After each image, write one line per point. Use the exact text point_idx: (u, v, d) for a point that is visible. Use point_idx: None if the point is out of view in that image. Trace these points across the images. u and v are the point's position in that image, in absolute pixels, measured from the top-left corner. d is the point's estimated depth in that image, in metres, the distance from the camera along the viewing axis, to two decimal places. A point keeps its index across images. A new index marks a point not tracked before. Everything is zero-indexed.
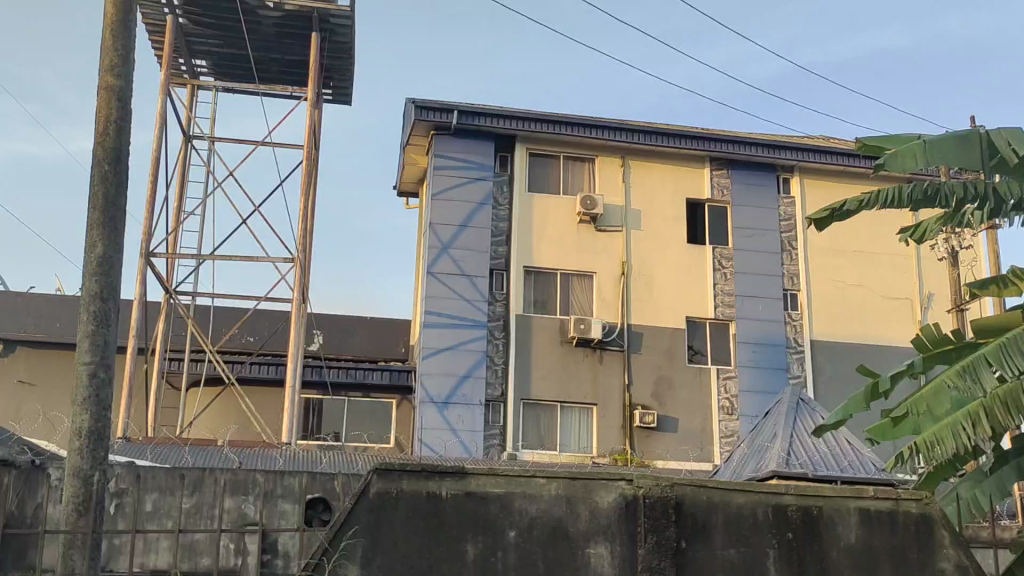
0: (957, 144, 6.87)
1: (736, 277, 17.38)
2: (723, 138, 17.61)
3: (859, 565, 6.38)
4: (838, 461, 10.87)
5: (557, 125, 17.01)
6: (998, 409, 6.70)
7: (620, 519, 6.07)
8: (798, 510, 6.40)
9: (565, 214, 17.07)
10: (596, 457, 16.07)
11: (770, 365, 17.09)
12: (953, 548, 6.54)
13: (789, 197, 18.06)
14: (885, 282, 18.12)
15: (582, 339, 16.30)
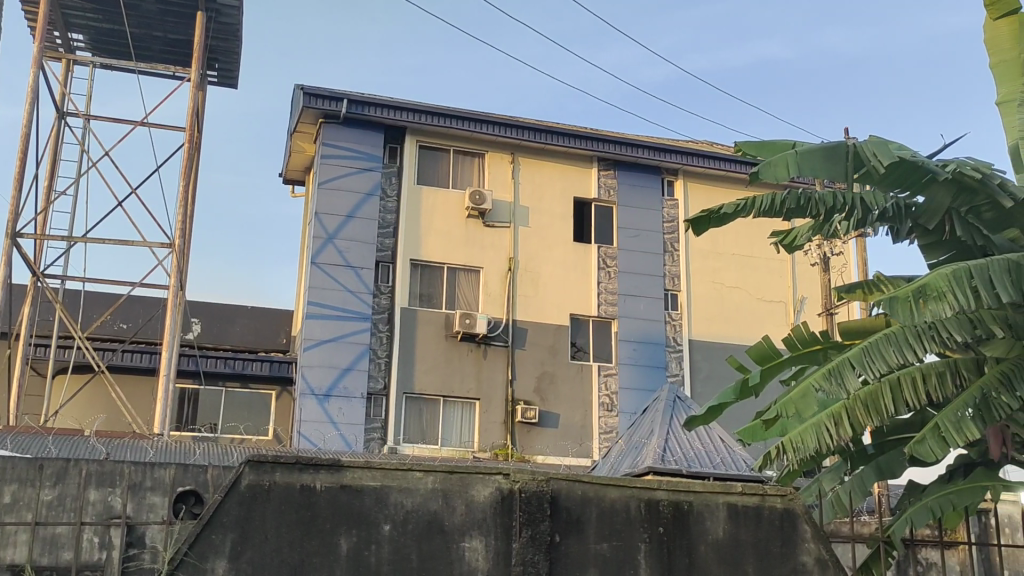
0: (825, 154, 7.16)
1: (620, 276, 17.67)
2: (611, 138, 17.88)
3: (726, 560, 6.56)
4: (711, 457, 11.19)
5: (447, 119, 16.97)
6: (859, 409, 7.00)
7: (495, 513, 6.10)
8: (670, 505, 6.54)
9: (453, 208, 17.04)
10: (477, 451, 16.12)
11: (650, 364, 17.45)
12: (814, 542, 6.79)
13: (673, 200, 18.48)
14: (761, 285, 18.73)
15: (467, 335, 16.30)
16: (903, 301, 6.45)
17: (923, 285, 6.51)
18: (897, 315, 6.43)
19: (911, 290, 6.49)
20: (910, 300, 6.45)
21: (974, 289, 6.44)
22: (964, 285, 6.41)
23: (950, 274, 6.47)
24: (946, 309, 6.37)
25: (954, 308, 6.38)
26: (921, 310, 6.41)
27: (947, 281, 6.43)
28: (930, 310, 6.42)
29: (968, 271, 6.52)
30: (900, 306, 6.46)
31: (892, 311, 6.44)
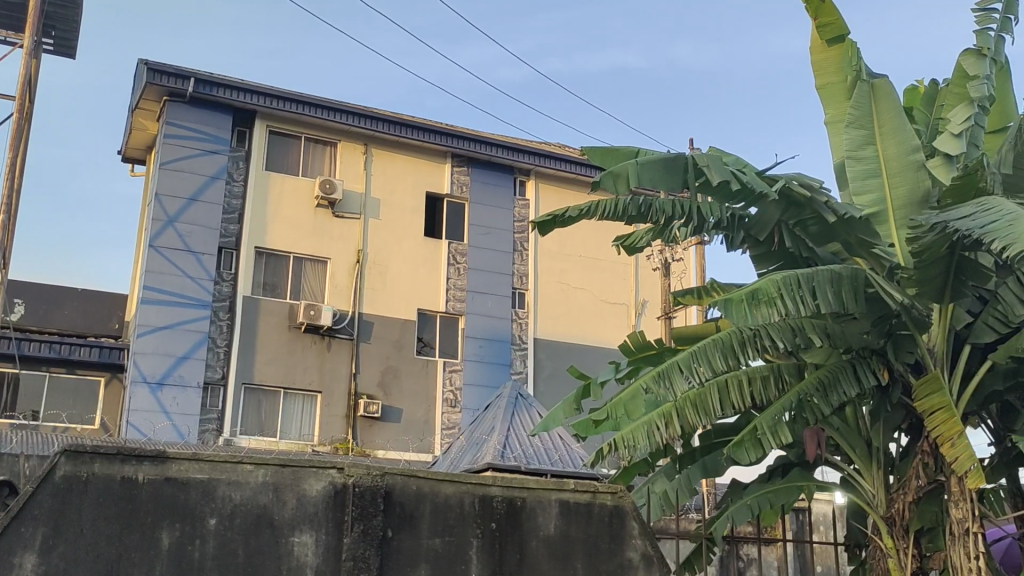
0: (665, 166, 7.31)
1: (469, 273, 17.75)
2: (465, 135, 17.92)
3: (556, 555, 6.66)
4: (549, 454, 11.38)
5: (300, 105, 16.61)
6: (688, 410, 7.26)
7: (327, 507, 5.99)
8: (503, 501, 6.60)
9: (302, 197, 16.71)
10: (317, 445, 15.87)
11: (495, 361, 17.60)
12: (640, 539, 6.99)
13: (524, 199, 18.71)
14: (606, 287, 19.20)
15: (311, 326, 16.01)
16: (739, 301, 6.55)
17: (754, 289, 6.69)
18: (733, 316, 6.54)
19: (744, 293, 6.63)
20: (743, 301, 6.59)
21: (798, 297, 6.73)
22: (791, 293, 6.71)
23: (779, 280, 6.73)
24: (775, 312, 6.62)
25: (781, 312, 6.64)
26: (752, 312, 6.58)
27: (777, 287, 6.67)
28: (761, 311, 6.62)
29: (796, 280, 6.82)
30: (737, 306, 6.55)
31: (730, 312, 6.52)
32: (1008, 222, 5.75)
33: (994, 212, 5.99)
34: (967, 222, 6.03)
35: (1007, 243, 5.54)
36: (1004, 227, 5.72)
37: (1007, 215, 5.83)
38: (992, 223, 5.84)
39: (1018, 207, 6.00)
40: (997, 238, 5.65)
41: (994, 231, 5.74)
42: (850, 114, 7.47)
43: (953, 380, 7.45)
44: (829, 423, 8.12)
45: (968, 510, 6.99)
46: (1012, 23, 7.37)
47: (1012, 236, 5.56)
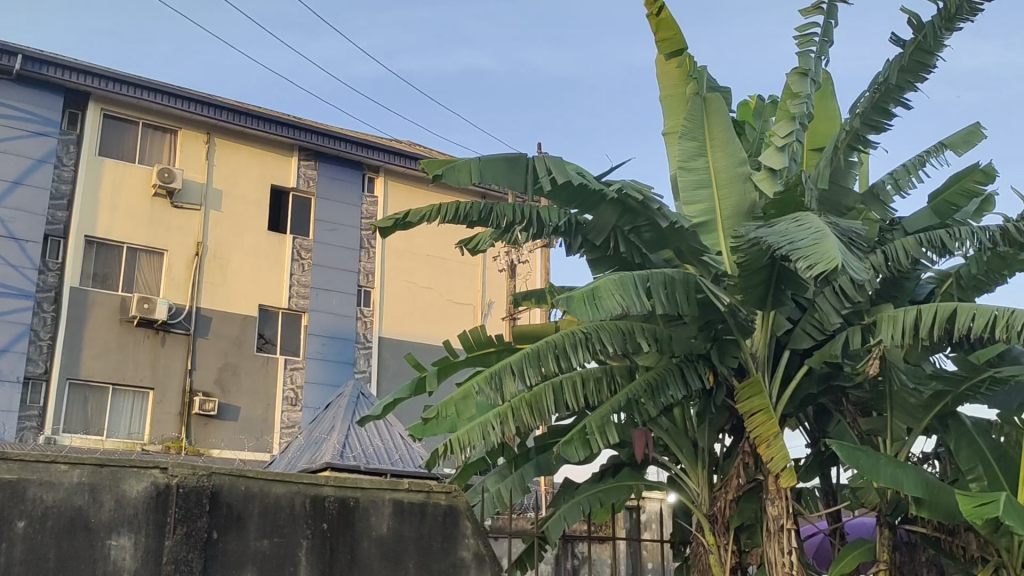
0: (507, 164, 7.16)
1: (314, 269, 17.45)
2: (314, 129, 17.58)
3: (387, 555, 6.57)
4: (389, 454, 11.30)
5: (138, 89, 15.89)
6: (524, 409, 7.33)
7: (149, 509, 5.70)
8: (335, 501, 6.46)
9: (139, 185, 16.02)
10: (146, 444, 15.24)
11: (337, 359, 17.39)
12: (473, 538, 6.95)
13: (372, 196, 18.56)
14: (453, 287, 19.27)
15: (144, 320, 15.37)
16: (580, 297, 6.50)
17: (592, 288, 6.69)
18: (576, 310, 6.46)
19: (584, 292, 6.59)
20: (583, 298, 6.56)
21: (636, 295, 6.83)
22: (628, 291, 6.80)
23: (617, 280, 6.79)
24: (616, 305, 6.64)
25: (621, 306, 6.68)
26: (594, 306, 6.54)
27: (615, 286, 6.72)
28: (602, 305, 6.62)
29: (631, 280, 6.93)
30: (578, 301, 6.50)
31: (571, 307, 6.45)
32: (814, 241, 6.04)
33: (807, 229, 6.27)
34: (779, 237, 6.28)
35: (811, 263, 5.81)
36: (810, 246, 5.99)
37: (815, 234, 6.11)
38: (802, 240, 6.12)
39: (828, 226, 6.31)
40: (803, 257, 5.91)
41: (801, 249, 6.00)
42: (683, 126, 7.71)
43: (773, 384, 7.78)
44: (658, 423, 8.38)
45: (783, 508, 7.32)
46: (830, 47, 7.78)
47: (816, 257, 5.82)
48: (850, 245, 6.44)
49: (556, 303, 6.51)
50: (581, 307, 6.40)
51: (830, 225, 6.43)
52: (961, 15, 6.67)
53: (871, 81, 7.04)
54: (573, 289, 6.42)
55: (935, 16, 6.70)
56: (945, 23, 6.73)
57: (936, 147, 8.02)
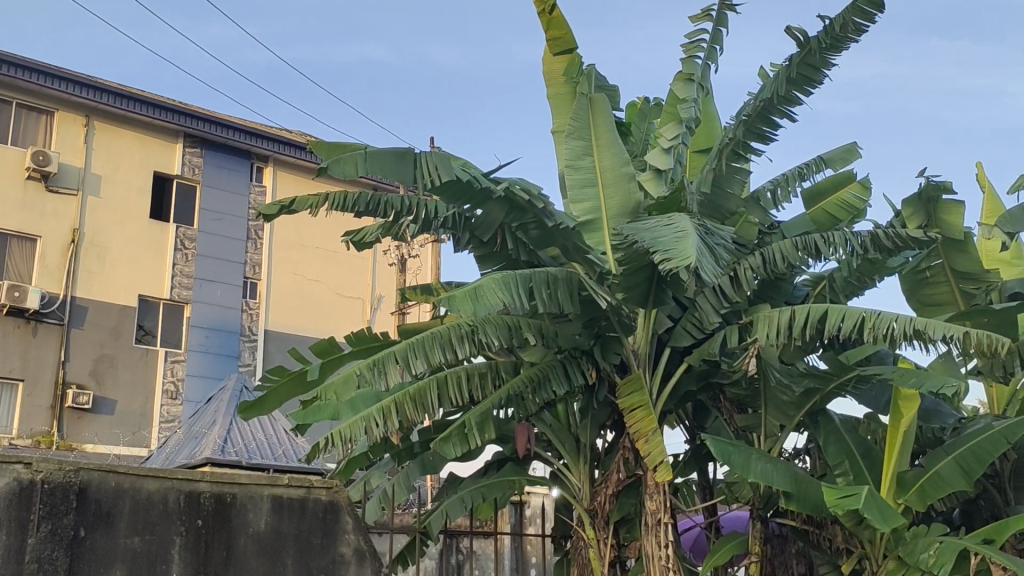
0: (395, 158, 6.87)
1: (197, 259, 17.00)
2: (200, 116, 17.09)
3: (264, 552, 6.24)
4: (272, 449, 11.10)
5: (12, 67, 15.14)
6: (408, 404, 7.26)
7: (11, 505, 5.29)
8: (211, 497, 6.11)
9: (11, 167, 15.29)
10: (14, 438, 14.60)
11: (220, 352, 17.02)
12: (353, 533, 6.67)
13: (261, 186, 18.19)
14: (341, 280, 19.11)
15: (14, 309, 14.72)
16: (462, 296, 6.50)
17: (474, 287, 6.68)
18: (458, 308, 6.48)
19: (466, 290, 6.59)
20: (466, 296, 6.55)
21: (518, 294, 6.85)
22: (510, 290, 6.82)
23: (499, 278, 6.80)
24: (498, 302, 6.66)
25: (502, 304, 6.69)
26: (476, 304, 6.55)
27: (498, 284, 6.72)
28: (485, 303, 6.62)
29: (514, 279, 6.95)
30: (461, 299, 6.49)
31: (453, 306, 6.47)
32: (675, 239, 6.19)
33: (672, 228, 6.42)
34: (644, 233, 6.43)
35: (667, 258, 5.97)
36: (671, 243, 6.15)
37: (678, 233, 6.27)
38: (665, 237, 6.28)
39: (694, 227, 6.45)
40: (663, 252, 6.07)
41: (663, 245, 6.16)
42: (571, 125, 7.71)
43: (653, 380, 7.94)
44: (541, 419, 8.46)
45: (661, 502, 7.46)
46: (718, 53, 7.97)
47: (672, 251, 6.02)
48: (717, 245, 6.61)
49: (439, 303, 6.53)
50: (463, 307, 6.42)
51: (697, 227, 6.56)
52: (847, 35, 6.76)
53: (758, 88, 7.11)
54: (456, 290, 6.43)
55: (821, 32, 6.75)
56: (831, 40, 6.80)
57: (815, 161, 8.28)
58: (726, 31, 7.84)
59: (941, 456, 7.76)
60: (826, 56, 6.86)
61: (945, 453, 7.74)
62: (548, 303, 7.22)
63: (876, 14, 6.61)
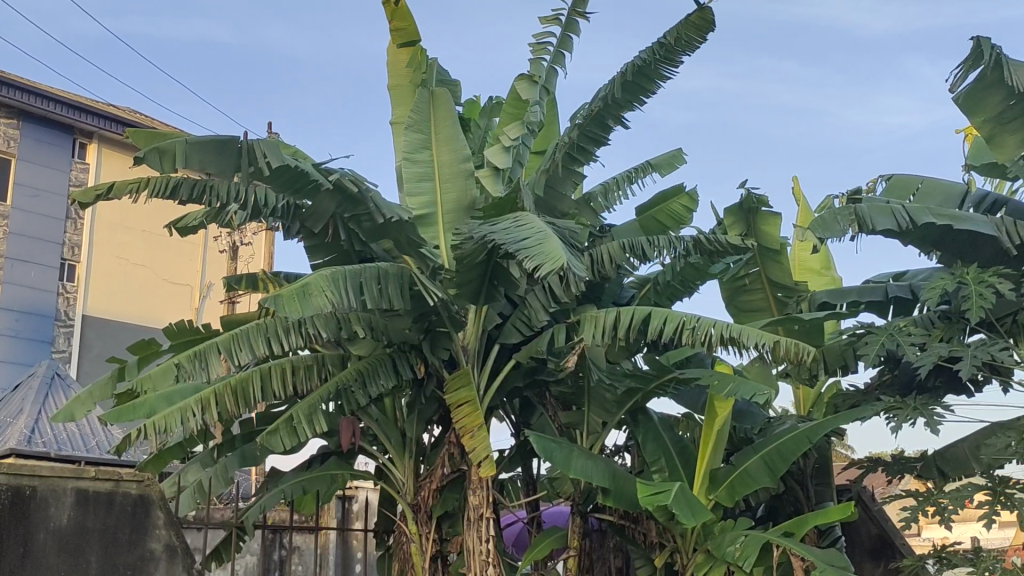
0: (217, 146, 6.32)
1: (9, 238, 15.96)
2: (19, 86, 15.78)
3: (65, 551, 5.65)
4: (83, 441, 10.60)
5: None
6: (228, 397, 7.01)
7: None
8: (8, 492, 5.49)
9: None
10: None
11: (34, 337, 16.11)
12: (165, 529, 6.06)
13: (83, 163, 17.29)
14: (168, 266, 18.47)
15: None
16: (290, 296, 6.18)
17: (302, 284, 6.38)
18: (285, 311, 6.11)
19: (294, 289, 6.27)
20: (293, 296, 6.24)
21: (346, 291, 6.59)
22: (339, 288, 6.54)
23: (328, 276, 6.51)
24: (326, 302, 6.38)
25: (330, 304, 6.41)
26: (303, 304, 6.25)
27: (327, 282, 6.44)
28: (312, 303, 6.34)
29: (342, 276, 6.66)
30: (289, 299, 6.16)
31: (281, 306, 6.12)
32: (538, 242, 5.90)
33: (528, 230, 6.15)
34: (503, 236, 6.12)
35: (538, 263, 5.66)
36: (535, 246, 5.85)
37: (538, 235, 5.99)
38: (526, 240, 5.97)
39: (548, 227, 6.23)
40: (528, 255, 5.76)
41: (527, 248, 5.85)
42: (408, 117, 7.39)
43: (482, 375, 7.98)
44: (367, 413, 8.31)
45: (484, 496, 7.50)
46: (563, 58, 8.07)
47: (540, 255, 5.71)
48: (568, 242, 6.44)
49: (264, 302, 6.14)
50: (291, 307, 6.07)
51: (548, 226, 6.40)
52: (680, 50, 6.81)
53: (592, 91, 7.04)
54: (286, 289, 6.07)
55: (654, 43, 6.79)
56: (665, 53, 6.83)
57: (644, 166, 8.52)
58: (573, 37, 7.93)
59: (749, 455, 8.11)
60: (659, 68, 6.87)
61: (753, 453, 8.10)
62: (377, 299, 6.98)
63: (708, 30, 6.72)
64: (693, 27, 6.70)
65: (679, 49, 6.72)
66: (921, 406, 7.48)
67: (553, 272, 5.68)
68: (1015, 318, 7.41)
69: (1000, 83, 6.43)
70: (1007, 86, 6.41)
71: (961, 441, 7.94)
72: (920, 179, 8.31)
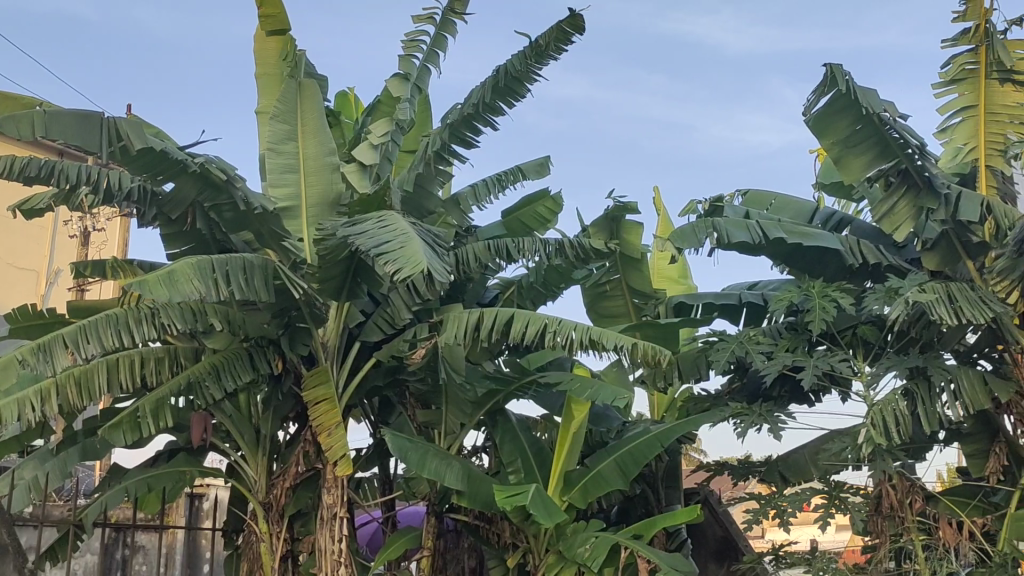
0: (80, 118, 5.86)
1: None
2: None
3: None
4: None
5: None
6: (71, 388, 6.67)
7: None
8: None
9: None
10: None
11: None
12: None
13: None
14: (11, 250, 17.51)
15: None
16: (156, 280, 5.73)
17: (167, 271, 5.95)
18: (154, 295, 5.68)
19: (159, 275, 5.84)
20: (159, 281, 5.80)
21: (213, 281, 6.25)
22: (204, 277, 6.16)
23: (193, 264, 6.13)
24: (193, 291, 6.02)
25: (197, 294, 6.05)
26: (170, 291, 5.82)
27: (193, 271, 6.07)
28: (179, 290, 5.94)
29: (207, 265, 6.29)
30: (155, 284, 5.72)
31: (147, 291, 5.66)
32: (399, 244, 5.85)
33: (390, 231, 6.09)
34: (364, 237, 6.03)
35: (398, 266, 5.61)
36: (396, 249, 5.79)
37: (401, 236, 5.94)
38: (388, 242, 5.91)
39: (411, 228, 6.19)
40: (388, 259, 5.71)
41: (388, 252, 5.78)
42: (274, 107, 7.09)
43: (340, 373, 7.84)
44: (220, 408, 8.06)
45: (338, 496, 7.34)
46: (437, 57, 8.05)
47: (401, 258, 5.65)
48: (431, 245, 6.41)
49: (127, 287, 5.67)
50: (160, 293, 5.63)
51: (412, 226, 6.35)
52: (550, 53, 6.92)
53: (464, 93, 7.05)
54: (153, 273, 5.62)
55: (526, 47, 6.86)
56: (535, 57, 6.92)
57: (513, 170, 8.60)
58: (448, 38, 7.93)
59: (604, 457, 8.27)
60: (529, 72, 6.95)
61: (608, 455, 8.26)
62: (244, 291, 6.58)
63: (575, 33, 6.84)
64: (563, 31, 6.79)
65: (549, 52, 6.80)
66: (766, 412, 7.82)
67: (413, 276, 5.64)
68: (855, 331, 7.71)
69: (847, 107, 6.75)
70: (854, 110, 6.74)
71: (802, 447, 8.31)
72: (773, 196, 8.78)
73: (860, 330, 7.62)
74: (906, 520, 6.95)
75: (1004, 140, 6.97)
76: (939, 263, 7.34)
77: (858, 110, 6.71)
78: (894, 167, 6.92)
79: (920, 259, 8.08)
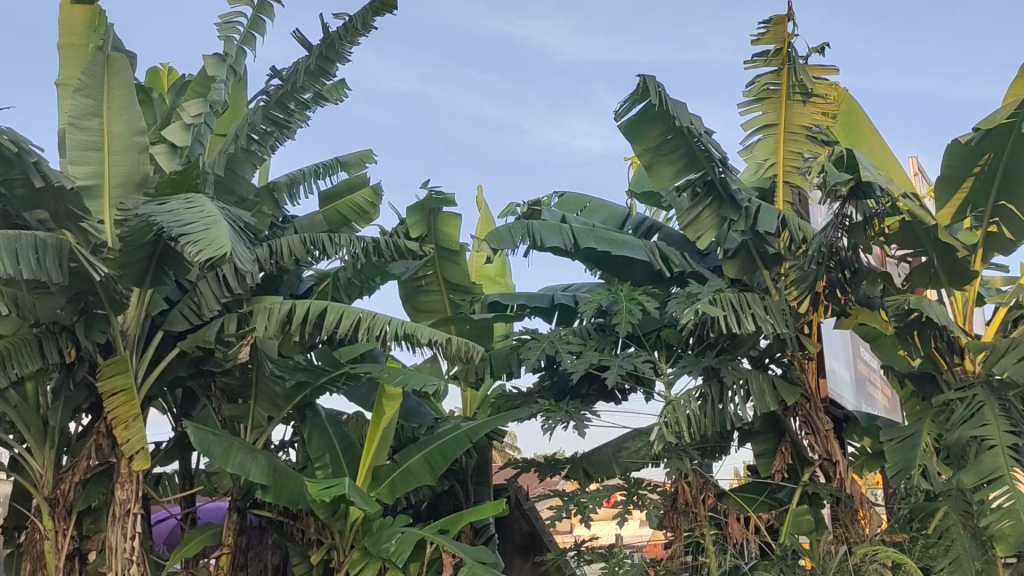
0: None
1: None
2: None
3: None
4: None
5: None
6: None
7: None
8: None
9: None
10: None
11: None
12: None
13: None
14: None
15: None
16: None
17: None
18: None
19: None
20: None
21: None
22: None
23: None
24: None
25: None
26: None
27: None
28: None
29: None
30: None
31: None
32: (203, 225, 5.63)
33: (196, 212, 5.84)
34: (168, 217, 5.76)
35: (199, 248, 5.39)
36: (199, 231, 5.57)
37: (206, 219, 5.71)
38: (192, 224, 5.67)
39: (220, 212, 5.95)
40: (190, 240, 5.47)
41: (190, 233, 5.55)
42: (78, 79, 6.56)
43: (140, 363, 7.44)
44: (5, 398, 7.46)
45: (132, 491, 6.90)
46: (254, 39, 7.79)
47: (204, 241, 5.44)
48: (238, 232, 6.16)
49: None
50: None
51: (220, 210, 6.09)
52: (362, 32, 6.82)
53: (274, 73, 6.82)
54: None
55: (340, 27, 6.74)
56: (348, 35, 6.81)
57: (332, 161, 8.47)
58: (265, 20, 7.71)
59: (412, 453, 8.24)
60: (342, 50, 6.84)
61: (416, 451, 8.24)
62: (34, 271, 6.08)
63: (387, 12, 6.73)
64: (372, 10, 6.68)
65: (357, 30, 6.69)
66: (573, 410, 7.98)
67: (216, 259, 5.44)
68: (659, 334, 8.06)
69: (659, 118, 6.99)
70: (665, 121, 6.98)
71: (605, 444, 8.58)
72: (588, 198, 9.03)
73: (663, 333, 7.96)
74: (699, 516, 7.20)
75: (801, 159, 7.40)
76: (738, 272, 7.67)
77: (669, 121, 6.94)
78: (701, 177, 7.25)
79: (721, 267, 8.49)
